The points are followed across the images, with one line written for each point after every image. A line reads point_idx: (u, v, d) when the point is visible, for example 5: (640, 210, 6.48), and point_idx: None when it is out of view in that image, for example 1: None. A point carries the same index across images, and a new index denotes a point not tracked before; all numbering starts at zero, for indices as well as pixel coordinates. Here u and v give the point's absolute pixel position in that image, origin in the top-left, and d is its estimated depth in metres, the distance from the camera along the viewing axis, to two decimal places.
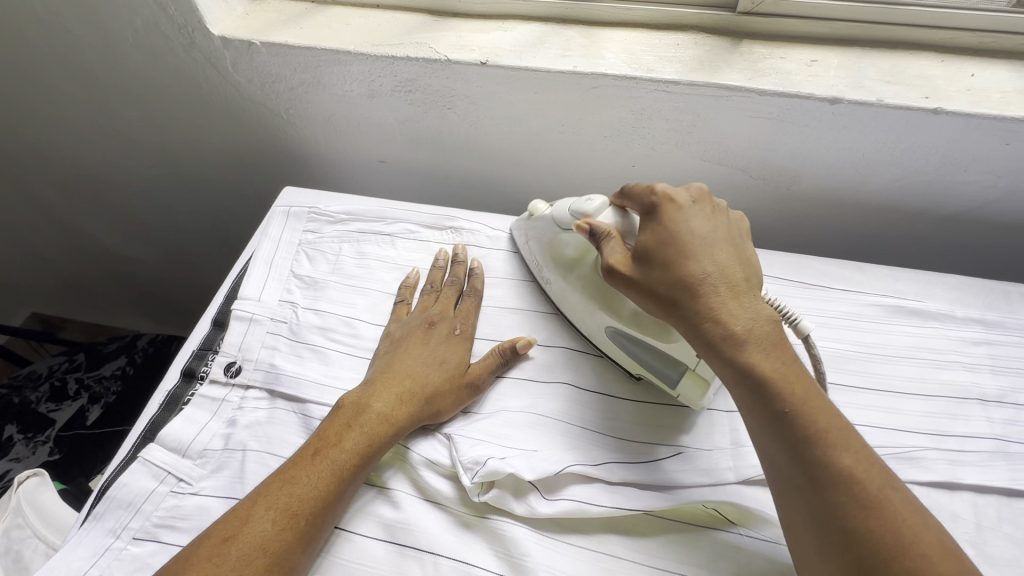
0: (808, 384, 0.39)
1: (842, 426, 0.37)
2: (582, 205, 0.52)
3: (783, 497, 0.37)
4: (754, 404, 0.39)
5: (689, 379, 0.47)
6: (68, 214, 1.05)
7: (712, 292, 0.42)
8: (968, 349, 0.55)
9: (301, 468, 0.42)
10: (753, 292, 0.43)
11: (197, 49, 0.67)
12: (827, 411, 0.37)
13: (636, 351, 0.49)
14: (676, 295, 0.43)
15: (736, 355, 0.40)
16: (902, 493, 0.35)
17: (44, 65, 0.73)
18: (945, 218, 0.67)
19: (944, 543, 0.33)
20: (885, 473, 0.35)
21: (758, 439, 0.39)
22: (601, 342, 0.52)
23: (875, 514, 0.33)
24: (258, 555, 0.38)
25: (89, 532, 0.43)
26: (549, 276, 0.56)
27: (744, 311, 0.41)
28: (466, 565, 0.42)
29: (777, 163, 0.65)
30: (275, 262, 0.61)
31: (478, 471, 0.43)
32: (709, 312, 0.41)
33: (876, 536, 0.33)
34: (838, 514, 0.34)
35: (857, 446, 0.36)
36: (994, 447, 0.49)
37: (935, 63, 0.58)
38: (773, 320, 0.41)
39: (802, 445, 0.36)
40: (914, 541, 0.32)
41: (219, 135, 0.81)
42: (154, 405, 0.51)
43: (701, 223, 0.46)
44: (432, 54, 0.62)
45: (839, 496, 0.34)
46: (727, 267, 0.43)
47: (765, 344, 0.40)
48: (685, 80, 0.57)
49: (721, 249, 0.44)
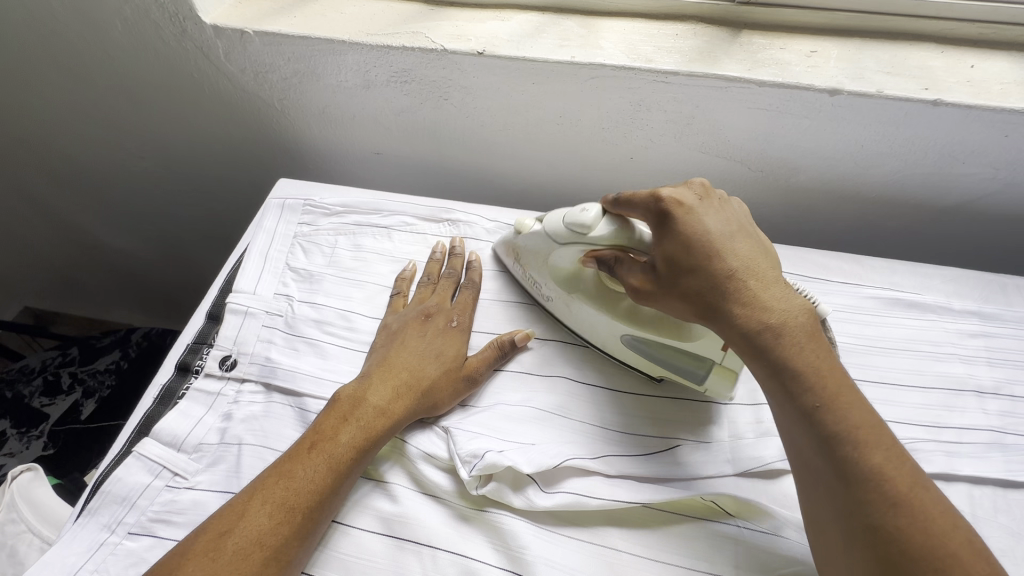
0: (840, 378, 0.38)
1: (872, 421, 0.37)
2: (578, 217, 0.49)
3: (810, 490, 0.38)
4: (783, 398, 0.39)
5: (717, 373, 0.48)
6: (60, 204, 1.03)
7: (741, 285, 0.42)
8: (965, 342, 0.56)
9: (296, 462, 0.42)
10: (782, 286, 0.42)
11: (188, 38, 0.66)
12: (858, 406, 0.37)
13: (655, 352, 0.50)
14: (704, 288, 0.42)
15: (767, 347, 0.40)
16: (932, 491, 0.35)
17: (32, 51, 0.72)
18: (943, 211, 0.67)
19: (974, 543, 0.33)
20: (916, 471, 0.35)
21: (786, 431, 0.39)
22: (613, 349, 0.52)
23: (903, 510, 0.33)
24: (254, 549, 0.37)
25: (84, 526, 0.43)
26: (551, 291, 0.55)
27: (774, 304, 0.41)
28: (465, 558, 0.42)
29: (775, 156, 0.65)
30: (270, 255, 0.60)
31: (476, 464, 0.43)
32: (738, 303, 0.41)
33: (907, 532, 0.33)
34: (865, 507, 0.34)
35: (888, 442, 0.36)
36: (990, 438, 0.49)
37: (936, 54, 0.58)
38: (804, 312, 0.41)
39: (832, 439, 0.36)
40: (944, 539, 0.33)
41: (211, 124, 0.79)
42: (149, 399, 0.51)
43: (724, 219, 0.45)
44: (428, 44, 0.61)
45: (868, 491, 0.34)
46: (754, 261, 0.43)
47: (797, 336, 0.39)
48: (684, 70, 0.57)
49: (748, 245, 0.44)
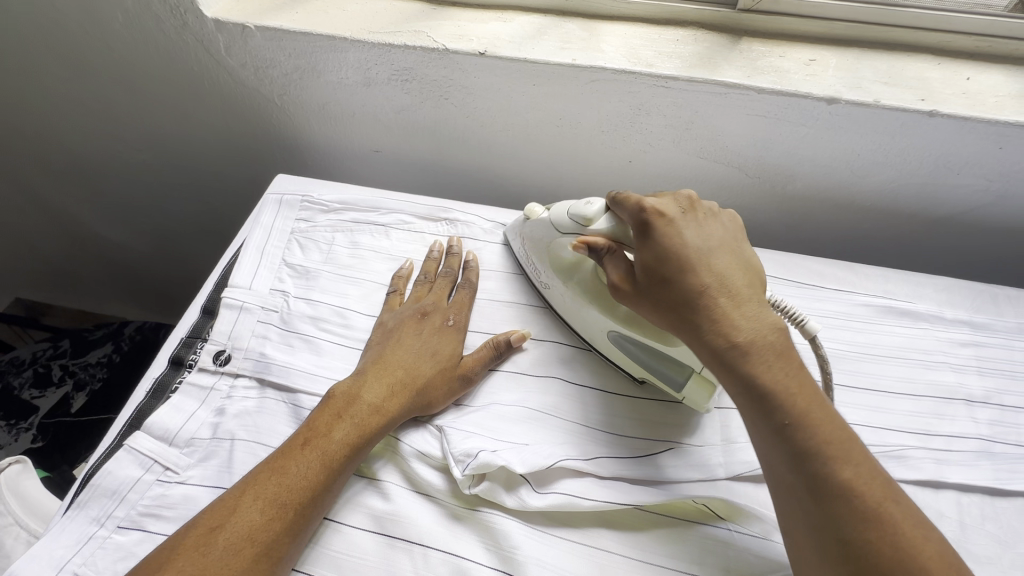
0: (811, 394, 0.39)
1: (844, 436, 0.37)
2: (581, 209, 0.50)
3: (784, 507, 0.38)
4: (755, 414, 0.39)
5: (697, 382, 0.47)
6: (54, 196, 1.02)
7: (714, 301, 0.42)
8: (956, 351, 0.56)
9: (290, 458, 0.41)
10: (756, 301, 0.43)
11: (189, 31, 0.66)
12: (829, 422, 0.38)
13: (638, 352, 0.50)
14: (679, 304, 0.43)
15: (738, 364, 0.40)
16: (906, 507, 0.35)
17: (30, 39, 0.71)
18: (937, 221, 0.67)
19: (947, 559, 0.33)
20: (889, 486, 0.35)
21: (760, 447, 0.40)
22: (601, 345, 0.52)
23: (875, 526, 0.34)
24: (246, 545, 0.36)
25: (72, 520, 0.43)
26: (547, 279, 0.56)
27: (747, 319, 0.41)
28: (456, 558, 0.41)
29: (772, 163, 0.65)
30: (267, 250, 0.60)
31: (470, 463, 0.43)
32: (711, 320, 0.41)
33: (878, 548, 0.33)
34: (836, 523, 0.34)
35: (859, 458, 0.36)
36: (978, 447, 0.50)
37: (932, 66, 0.59)
38: (778, 327, 0.41)
39: (803, 454, 0.37)
40: (916, 555, 0.33)
41: (209, 118, 0.79)
42: (141, 392, 0.50)
43: (703, 233, 0.46)
44: (430, 43, 0.61)
45: (840, 507, 0.35)
46: (731, 276, 0.43)
47: (768, 352, 0.40)
48: (685, 76, 0.57)
49: (726, 259, 0.44)
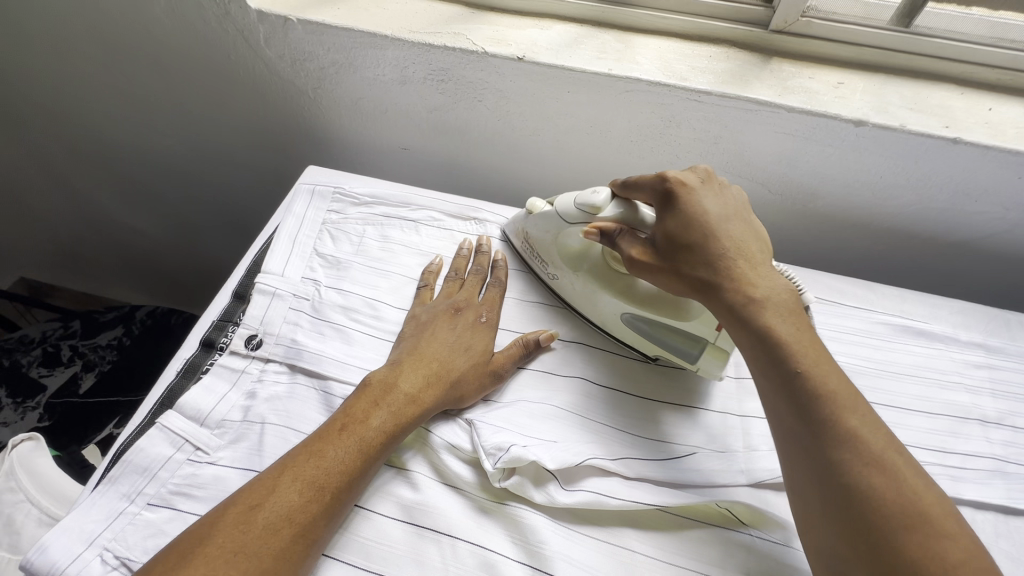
0: (818, 349, 0.42)
1: (848, 388, 0.40)
2: (589, 198, 0.53)
3: (789, 456, 0.40)
4: (767, 366, 0.42)
5: (710, 352, 0.51)
6: (73, 176, 1.02)
7: (733, 263, 0.46)
8: (971, 372, 0.57)
9: (327, 442, 0.41)
10: (769, 266, 0.47)
11: (231, 21, 0.67)
12: (836, 374, 0.41)
13: (652, 331, 0.53)
14: (700, 266, 0.46)
15: (753, 318, 0.43)
16: (906, 456, 0.38)
17: (68, 19, 0.72)
18: (952, 245, 0.69)
19: (943, 504, 0.36)
20: (888, 435, 0.39)
21: (768, 399, 0.43)
22: (613, 328, 0.55)
23: (877, 470, 0.36)
24: (284, 525, 0.37)
25: (103, 495, 0.42)
26: (557, 269, 0.58)
27: (762, 281, 0.45)
28: (484, 550, 0.42)
29: (796, 181, 0.67)
30: (299, 240, 0.61)
31: (501, 457, 0.43)
32: (730, 279, 0.45)
33: (880, 489, 0.36)
34: (840, 468, 0.37)
35: (863, 409, 0.39)
36: (992, 466, 0.51)
37: (955, 94, 0.61)
38: (789, 291, 0.45)
39: (809, 404, 0.40)
40: (915, 498, 0.35)
41: (239, 106, 0.80)
42: (172, 372, 0.51)
43: (720, 202, 0.49)
44: (470, 45, 0.62)
45: (844, 453, 0.37)
46: (746, 243, 0.47)
47: (780, 310, 0.44)
48: (717, 91, 0.59)
49: (742, 228, 0.48)
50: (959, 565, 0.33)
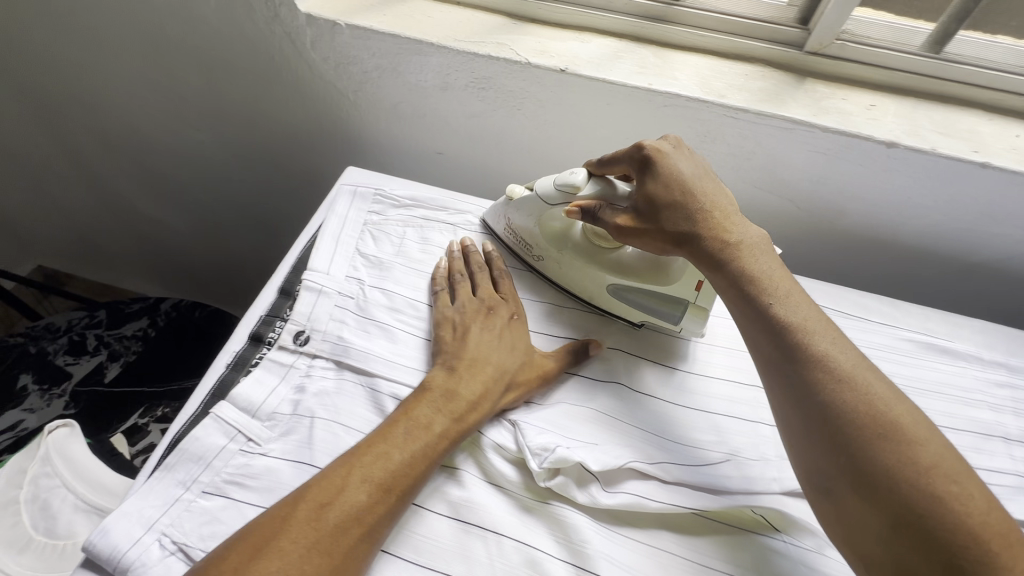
0: (789, 287, 0.46)
1: (817, 321, 0.44)
2: (567, 178, 0.56)
3: (782, 411, 0.43)
4: (749, 309, 0.46)
5: (691, 312, 0.56)
6: (103, 167, 1.03)
7: (709, 218, 0.50)
8: (993, 391, 0.59)
9: (391, 444, 0.43)
10: (741, 216, 0.51)
11: (279, 23, 0.69)
12: (805, 310, 0.45)
13: (639, 298, 0.57)
14: (682, 223, 0.50)
15: (733, 265, 0.48)
16: (873, 377, 0.41)
17: (116, 15, 0.73)
18: (974, 265, 0.71)
19: (910, 413, 0.39)
20: (855, 363, 0.42)
21: (752, 344, 0.46)
22: (601, 300, 0.59)
23: (845, 397, 0.40)
24: (353, 524, 0.39)
25: (160, 481, 0.44)
26: (542, 251, 0.61)
27: (737, 230, 0.49)
28: (528, 547, 0.43)
29: (825, 198, 0.69)
30: (342, 239, 0.62)
31: (548, 457, 0.45)
32: (709, 233, 0.49)
33: (847, 414, 0.39)
34: (825, 408, 0.40)
35: (829, 343, 0.43)
36: (1015, 482, 0.52)
37: (985, 121, 0.63)
38: (760, 238, 0.49)
39: (784, 347, 0.43)
40: (882, 414, 0.39)
41: (278, 105, 0.81)
42: (222, 364, 0.52)
43: (693, 163, 0.53)
44: (513, 56, 0.64)
45: (822, 393, 0.41)
46: (720, 198, 0.51)
47: (755, 256, 0.48)
48: (754, 108, 0.61)
49: (715, 184, 0.52)
50: (930, 468, 0.36)
